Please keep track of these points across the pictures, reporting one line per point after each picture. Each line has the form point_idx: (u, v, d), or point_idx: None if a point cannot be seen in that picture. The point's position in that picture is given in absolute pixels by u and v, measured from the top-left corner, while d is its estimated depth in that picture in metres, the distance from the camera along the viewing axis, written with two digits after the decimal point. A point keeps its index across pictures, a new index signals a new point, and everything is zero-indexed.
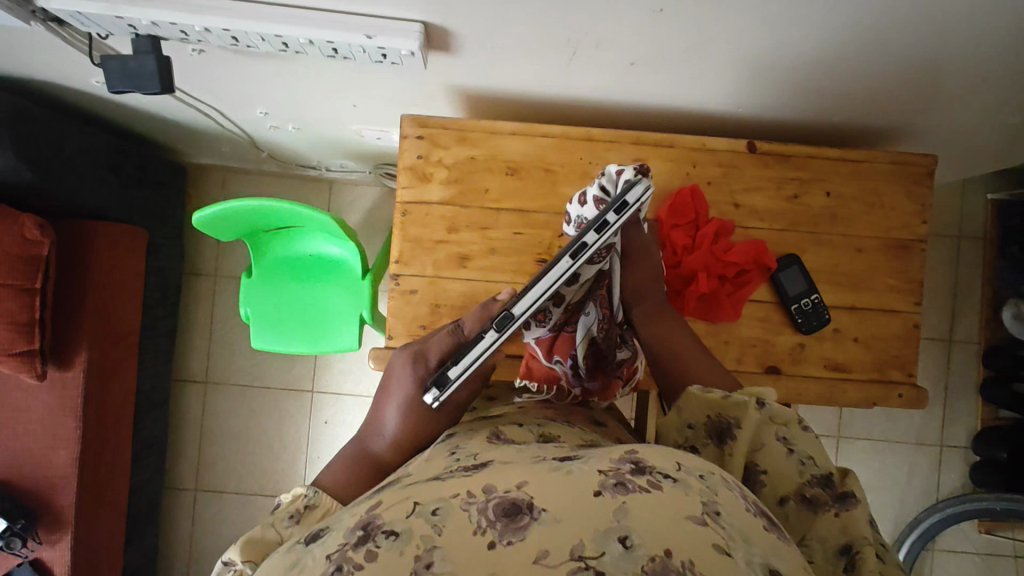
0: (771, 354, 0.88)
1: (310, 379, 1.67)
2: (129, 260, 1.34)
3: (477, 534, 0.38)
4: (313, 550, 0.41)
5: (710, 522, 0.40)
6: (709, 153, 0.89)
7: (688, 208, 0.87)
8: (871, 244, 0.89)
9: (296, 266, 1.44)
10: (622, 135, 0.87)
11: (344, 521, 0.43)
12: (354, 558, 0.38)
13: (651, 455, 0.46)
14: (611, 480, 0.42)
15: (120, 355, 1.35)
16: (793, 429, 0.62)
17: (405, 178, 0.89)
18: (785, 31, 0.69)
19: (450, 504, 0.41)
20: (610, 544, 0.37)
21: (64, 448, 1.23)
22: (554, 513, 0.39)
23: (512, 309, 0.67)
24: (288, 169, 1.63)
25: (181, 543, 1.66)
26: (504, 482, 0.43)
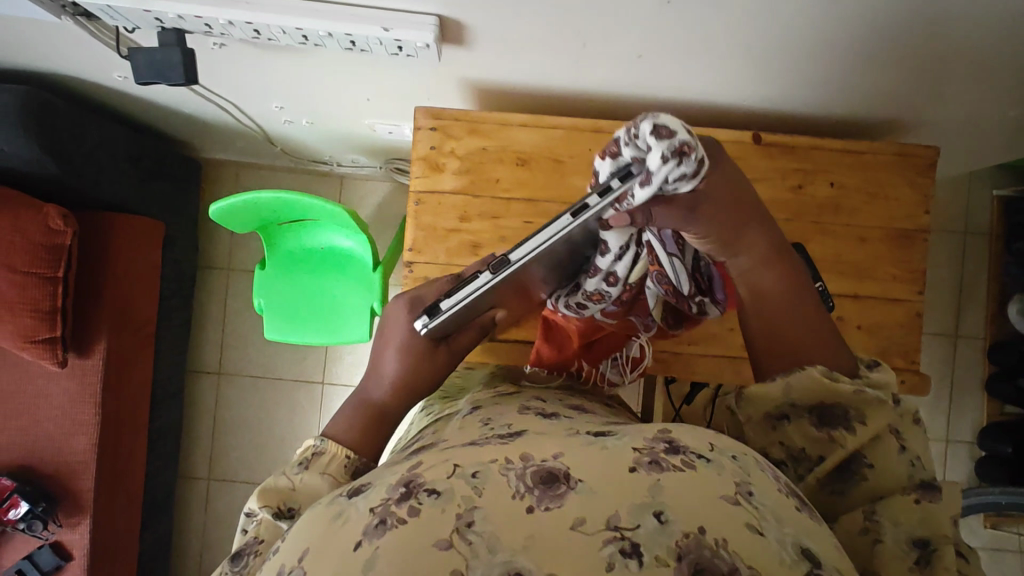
0: None
1: (321, 371, 1.70)
2: (146, 252, 1.37)
3: (517, 498, 0.42)
4: (356, 503, 0.45)
5: (742, 502, 0.43)
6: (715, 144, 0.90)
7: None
8: (875, 234, 0.91)
9: (308, 259, 1.47)
10: None
11: (385, 478, 0.47)
12: (397, 513, 0.42)
13: (692, 435, 0.48)
14: (646, 458, 0.45)
15: (138, 344, 1.38)
16: (909, 424, 0.53)
17: (418, 169, 0.92)
18: (788, 24, 0.71)
19: (489, 469, 0.45)
20: (645, 518, 0.41)
21: (83, 434, 1.26)
22: (589, 485, 0.42)
23: (510, 254, 0.65)
24: (300, 164, 1.66)
25: (194, 530, 1.69)
26: (540, 450, 0.47)
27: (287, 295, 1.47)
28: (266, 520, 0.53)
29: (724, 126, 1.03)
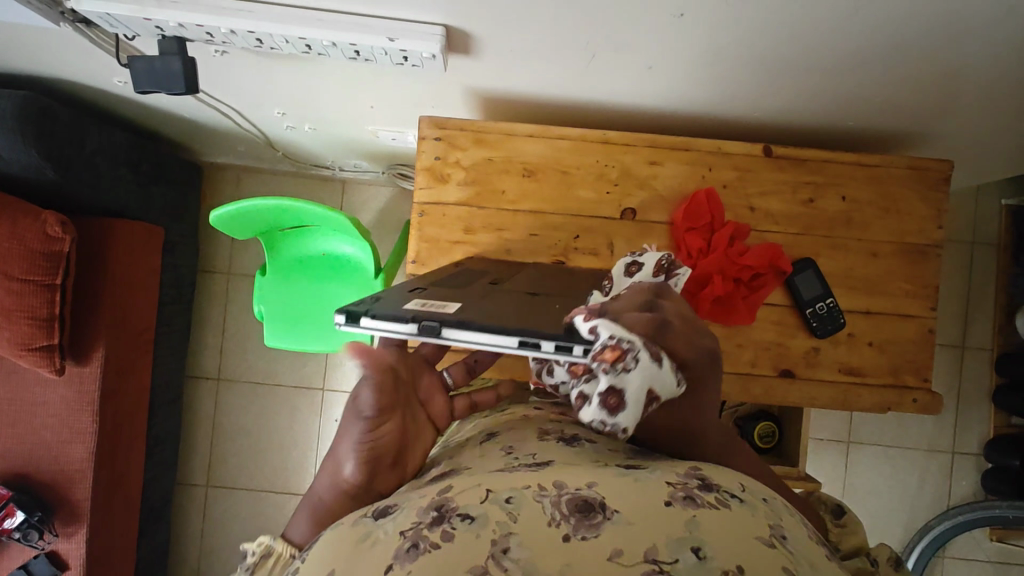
0: (786, 357, 0.88)
1: (322, 377, 1.68)
2: (146, 258, 1.36)
3: (552, 525, 0.44)
4: (383, 526, 0.47)
5: (777, 544, 0.45)
6: (726, 157, 0.89)
7: (703, 212, 0.87)
8: (888, 249, 0.89)
9: (309, 266, 1.46)
10: (638, 138, 0.88)
11: (415, 502, 0.49)
12: (430, 538, 0.44)
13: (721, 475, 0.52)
14: (681, 493, 0.48)
15: (136, 351, 1.37)
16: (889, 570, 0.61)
17: (422, 179, 0.90)
18: (802, 37, 0.69)
19: (523, 495, 0.47)
20: (684, 552, 0.43)
21: (80, 442, 1.25)
22: (626, 515, 0.45)
23: (446, 331, 0.59)
24: (302, 168, 1.64)
25: (192, 538, 1.68)
26: (574, 479, 0.49)
27: (288, 301, 1.45)
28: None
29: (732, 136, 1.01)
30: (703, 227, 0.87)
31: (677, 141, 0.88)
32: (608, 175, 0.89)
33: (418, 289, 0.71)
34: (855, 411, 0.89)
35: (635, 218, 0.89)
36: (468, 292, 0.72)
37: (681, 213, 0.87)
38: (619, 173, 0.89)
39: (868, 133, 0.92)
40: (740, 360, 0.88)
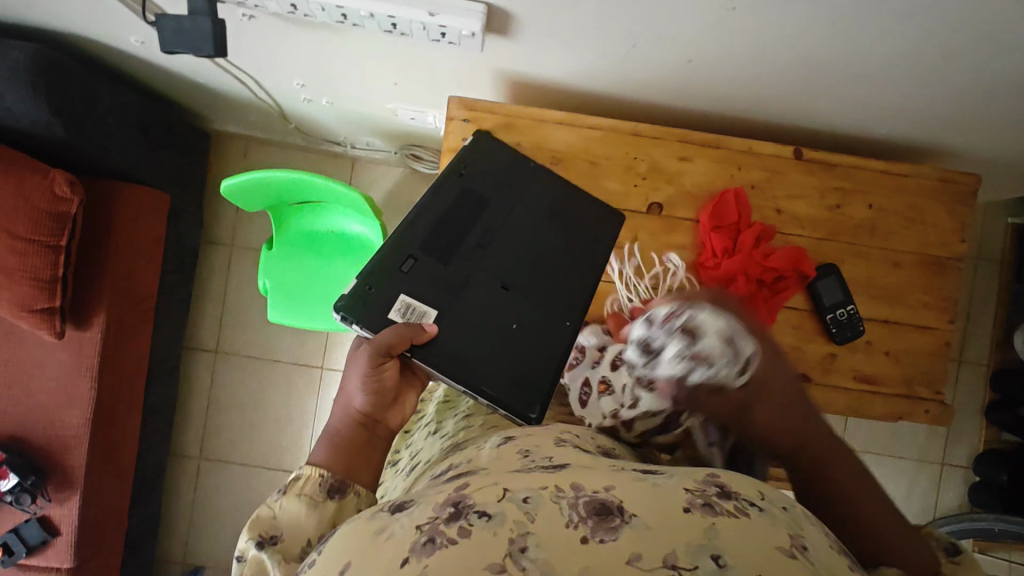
0: (803, 361, 0.88)
1: (321, 355, 1.67)
2: (151, 224, 1.33)
3: (570, 527, 0.44)
4: (401, 518, 0.47)
5: (797, 555, 0.45)
6: (755, 157, 0.88)
7: (729, 212, 0.86)
8: (909, 259, 0.89)
9: (318, 242, 1.44)
10: (668, 133, 0.87)
11: (431, 497, 0.49)
12: (447, 532, 0.44)
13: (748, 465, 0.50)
14: (700, 500, 0.47)
15: (137, 319, 1.34)
16: None
17: (447, 161, 0.88)
18: (849, 41, 0.68)
19: (541, 496, 0.47)
20: (704, 559, 0.42)
21: (78, 407, 1.23)
22: (644, 520, 0.44)
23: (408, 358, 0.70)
24: (312, 143, 1.61)
25: (182, 509, 1.66)
26: (592, 483, 0.49)
27: (295, 277, 1.43)
28: (250, 554, 0.51)
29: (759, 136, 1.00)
30: (730, 227, 0.86)
31: (707, 138, 0.87)
32: (637, 168, 0.88)
33: (408, 261, 0.75)
34: (867, 418, 0.89)
35: (661, 213, 0.88)
36: (449, 276, 0.75)
37: (707, 212, 0.86)
38: (648, 167, 0.88)
39: (898, 141, 0.91)
40: None
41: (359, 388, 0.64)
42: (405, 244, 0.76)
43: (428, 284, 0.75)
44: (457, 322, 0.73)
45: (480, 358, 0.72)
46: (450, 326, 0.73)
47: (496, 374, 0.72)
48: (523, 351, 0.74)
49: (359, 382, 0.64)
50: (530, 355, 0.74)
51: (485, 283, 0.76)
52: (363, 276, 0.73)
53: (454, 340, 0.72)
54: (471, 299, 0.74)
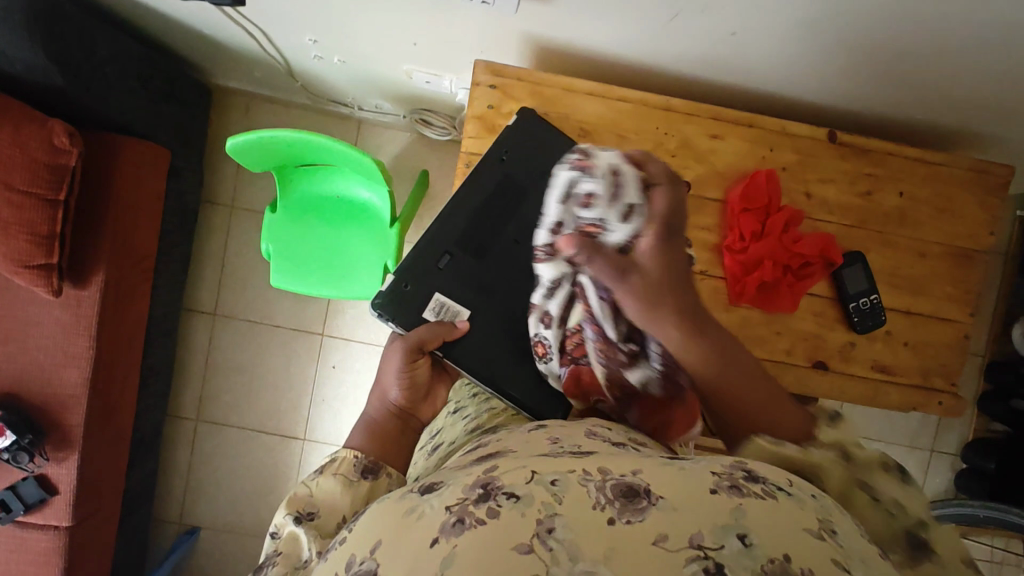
0: (822, 349, 0.88)
1: (322, 322, 1.64)
2: (152, 181, 1.28)
3: (597, 509, 0.42)
4: (429, 500, 0.45)
5: (827, 537, 0.42)
6: (789, 138, 0.85)
7: (760, 195, 0.83)
8: (936, 250, 0.88)
9: (323, 206, 1.39)
10: (701, 108, 0.84)
11: (459, 479, 0.47)
12: (476, 513, 0.42)
13: (642, 218, 0.70)
14: (726, 482, 0.44)
15: (136, 278, 1.31)
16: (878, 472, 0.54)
17: (472, 128, 0.86)
18: (903, 21, 0.65)
19: (568, 478, 0.45)
20: (729, 539, 0.40)
21: (76, 367, 1.20)
22: (671, 502, 0.42)
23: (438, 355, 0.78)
24: (317, 103, 1.55)
25: (179, 471, 1.66)
26: (619, 466, 0.47)
27: (299, 241, 1.38)
28: (289, 527, 0.54)
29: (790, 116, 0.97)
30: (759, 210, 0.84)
31: (741, 116, 0.85)
32: (667, 144, 0.85)
33: (444, 258, 0.82)
34: (881, 408, 0.90)
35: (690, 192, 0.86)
36: (480, 277, 0.82)
37: (737, 194, 0.84)
38: (678, 143, 0.85)
39: (933, 129, 0.89)
40: (775, 348, 0.87)
41: (394, 382, 0.71)
42: (441, 243, 0.82)
43: (460, 283, 0.83)
44: (485, 323, 0.81)
45: (505, 358, 0.81)
46: (480, 326, 0.81)
47: (519, 378, 0.80)
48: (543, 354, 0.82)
49: (395, 376, 0.71)
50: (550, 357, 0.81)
51: (514, 287, 0.83)
52: (402, 274, 0.81)
53: (481, 338, 0.81)
54: (501, 301, 0.82)
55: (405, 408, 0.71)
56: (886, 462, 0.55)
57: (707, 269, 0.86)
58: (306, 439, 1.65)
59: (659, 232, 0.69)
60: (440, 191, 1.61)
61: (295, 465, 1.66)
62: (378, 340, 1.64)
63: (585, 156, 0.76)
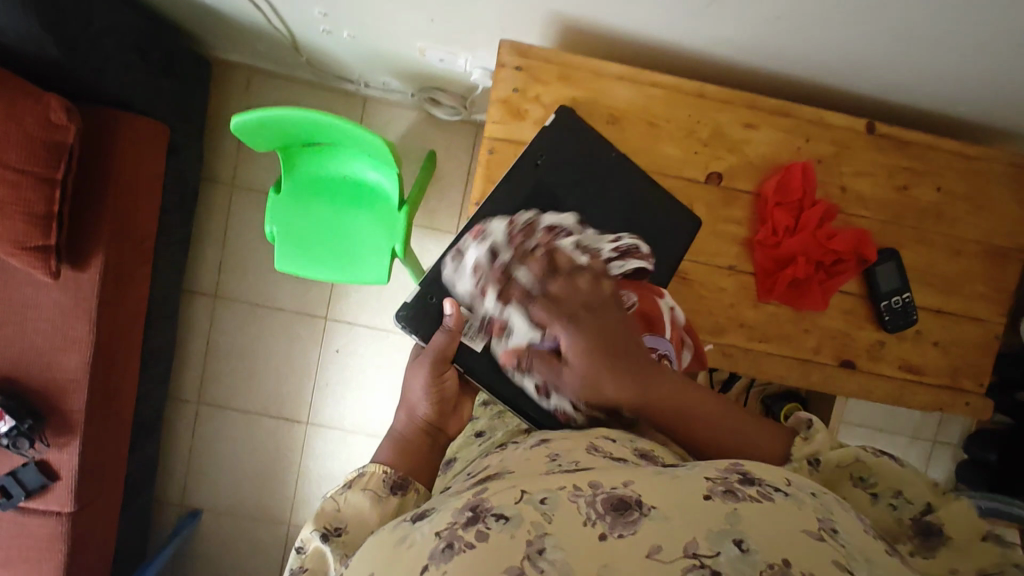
0: (850, 347, 0.86)
1: (325, 305, 1.58)
2: (151, 159, 1.23)
3: (588, 525, 0.41)
4: (421, 527, 0.45)
5: (827, 538, 0.41)
6: (827, 128, 0.82)
7: (796, 187, 0.81)
8: (971, 248, 0.85)
9: (328, 187, 1.34)
10: (735, 95, 0.81)
11: (451, 504, 0.47)
12: (465, 537, 0.42)
13: (545, 314, 0.63)
14: (721, 487, 0.44)
15: (136, 260, 1.26)
16: (865, 466, 0.59)
17: (498, 113, 0.82)
18: (961, 11, 0.61)
19: (558, 495, 0.44)
20: (725, 545, 0.39)
21: (76, 351, 1.16)
22: (663, 511, 0.41)
23: (457, 365, 0.76)
24: (321, 78, 1.49)
25: (180, 454, 1.62)
26: (610, 478, 0.46)
27: (303, 224, 1.34)
28: (315, 542, 0.54)
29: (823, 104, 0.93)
30: (792, 204, 0.82)
31: (776, 104, 0.81)
32: (699, 133, 0.82)
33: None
34: (906, 407, 0.88)
35: (721, 183, 0.83)
36: None
37: (772, 186, 0.82)
38: (709, 132, 0.82)
39: (973, 121, 0.86)
40: (804, 346, 0.86)
41: (421, 398, 0.71)
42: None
43: None
44: None
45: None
46: None
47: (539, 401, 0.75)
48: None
49: (421, 391, 0.71)
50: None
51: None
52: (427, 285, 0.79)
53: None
54: None
55: (432, 423, 0.70)
56: (867, 448, 0.60)
57: (735, 263, 0.84)
58: (309, 423, 1.61)
59: (567, 329, 0.61)
60: (448, 173, 1.56)
61: (299, 450, 1.62)
62: (383, 325, 1.59)
63: (478, 270, 0.73)
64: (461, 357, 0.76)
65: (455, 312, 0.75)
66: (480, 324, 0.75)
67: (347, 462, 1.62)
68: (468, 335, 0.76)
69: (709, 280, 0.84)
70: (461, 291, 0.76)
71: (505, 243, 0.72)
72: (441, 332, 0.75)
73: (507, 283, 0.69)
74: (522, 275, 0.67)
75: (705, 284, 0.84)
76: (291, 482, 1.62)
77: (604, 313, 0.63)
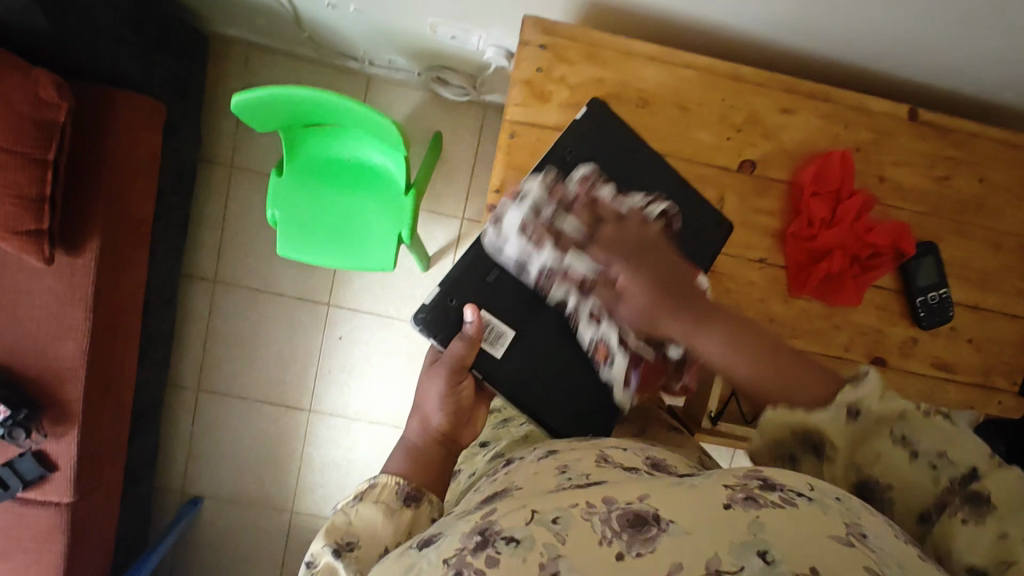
0: (884, 344, 0.90)
1: (328, 291, 1.54)
2: (148, 138, 1.18)
3: (604, 544, 0.38)
4: (427, 554, 0.42)
5: (857, 543, 0.37)
6: (865, 114, 0.88)
7: (834, 177, 0.87)
8: (1011, 241, 0.90)
9: (332, 170, 1.29)
10: (770, 79, 0.88)
11: (457, 526, 0.43)
12: (474, 564, 0.38)
13: (604, 257, 0.71)
14: (741, 495, 0.40)
15: (134, 244, 1.22)
16: (910, 420, 0.52)
17: (519, 94, 0.87)
18: None
19: (571, 514, 0.41)
20: (749, 558, 0.36)
21: (73, 339, 1.12)
22: (683, 526, 0.38)
23: (478, 373, 0.77)
24: (323, 55, 1.41)
25: (180, 442, 1.58)
26: (624, 493, 0.42)
27: (307, 207, 1.28)
28: (326, 557, 0.53)
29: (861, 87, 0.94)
30: (830, 193, 0.87)
31: (815, 90, 0.88)
32: (733, 118, 0.89)
33: (493, 271, 0.80)
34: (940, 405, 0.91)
35: (752, 171, 0.89)
36: (529, 293, 0.80)
37: (809, 174, 0.87)
38: (745, 118, 0.89)
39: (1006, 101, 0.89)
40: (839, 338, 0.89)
41: (437, 408, 0.70)
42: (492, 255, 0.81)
43: (508, 297, 0.80)
44: (528, 345, 0.80)
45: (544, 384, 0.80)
46: (523, 348, 0.80)
47: (556, 406, 0.80)
48: (587, 379, 0.81)
49: (437, 402, 0.70)
50: (594, 384, 0.80)
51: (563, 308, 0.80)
52: (448, 288, 0.79)
53: (524, 360, 0.80)
54: (548, 320, 0.80)
55: (446, 434, 0.69)
56: (921, 406, 0.53)
57: (766, 257, 0.89)
58: (312, 411, 1.57)
59: (626, 270, 0.69)
60: (455, 156, 1.50)
61: (302, 437, 1.58)
62: (388, 311, 1.55)
63: (524, 228, 0.77)
64: (479, 363, 0.77)
65: (477, 320, 0.75)
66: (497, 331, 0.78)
67: (350, 450, 1.59)
68: (490, 342, 0.78)
69: (738, 273, 0.89)
70: (507, 256, 0.79)
71: (545, 198, 0.77)
72: (459, 341, 0.75)
73: (558, 235, 0.75)
74: (571, 228, 0.74)
75: (739, 277, 0.89)
76: (293, 470, 1.59)
77: (651, 252, 0.71)
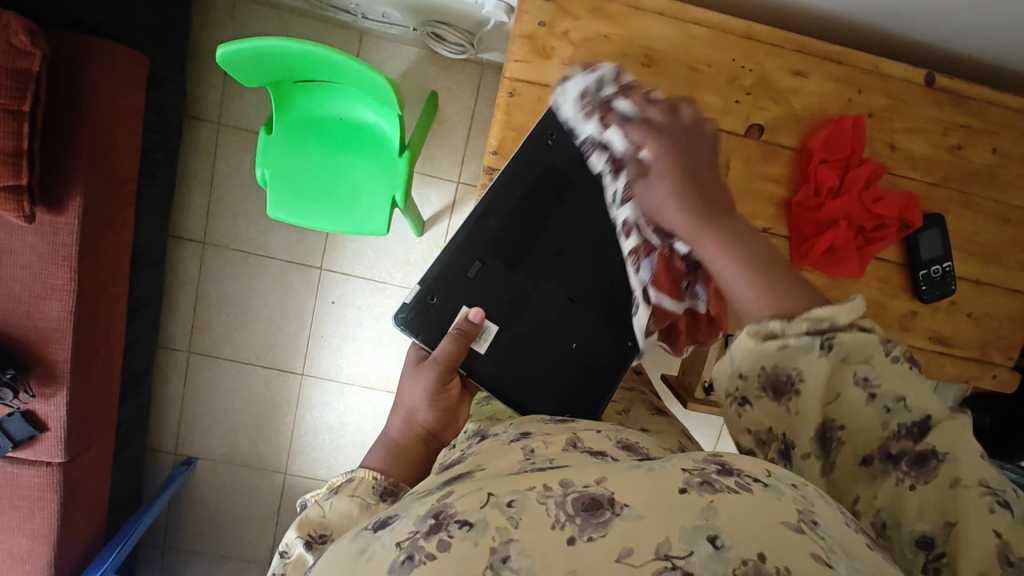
0: (883, 319, 0.92)
1: (320, 255, 1.51)
2: (129, 92, 1.12)
3: (556, 528, 0.36)
4: (381, 537, 0.40)
5: (806, 530, 0.36)
6: (880, 79, 0.88)
7: (842, 143, 0.86)
8: (1016, 216, 0.93)
9: (321, 129, 1.24)
10: (785, 41, 0.86)
11: (414, 508, 0.41)
12: (426, 547, 0.37)
13: (640, 132, 0.66)
14: (697, 478, 0.38)
15: (118, 202, 1.18)
16: (876, 365, 0.49)
17: (520, 51, 0.84)
18: None
19: (527, 496, 0.39)
20: (698, 542, 0.34)
21: (57, 300, 1.09)
22: (637, 509, 0.36)
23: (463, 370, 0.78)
24: (314, 7, 1.34)
25: (172, 403, 1.57)
26: (582, 475, 0.40)
27: (294, 166, 1.24)
28: (299, 551, 0.53)
29: (878, 52, 0.94)
30: (838, 159, 0.87)
31: (830, 53, 0.87)
32: (743, 81, 0.87)
33: (474, 266, 0.79)
34: (936, 378, 0.94)
35: (761, 136, 0.88)
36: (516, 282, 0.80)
37: (818, 140, 0.87)
38: (755, 81, 0.87)
39: (1013, 62, 0.89)
40: None
41: (423, 404, 0.70)
42: (473, 250, 0.79)
43: (491, 289, 0.80)
44: (512, 338, 0.80)
45: (529, 377, 0.80)
46: (507, 340, 0.80)
47: (541, 395, 0.80)
48: (571, 369, 0.81)
49: (424, 400, 0.70)
50: (580, 375, 0.81)
51: (545, 298, 0.80)
52: (427, 286, 0.79)
53: (506, 355, 0.79)
54: (534, 309, 0.80)
55: (432, 430, 0.69)
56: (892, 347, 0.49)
57: (769, 226, 0.90)
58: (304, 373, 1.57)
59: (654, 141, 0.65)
60: (451, 117, 1.45)
61: (294, 400, 1.58)
62: (380, 276, 1.52)
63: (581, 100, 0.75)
64: (468, 361, 0.78)
65: (479, 318, 0.77)
66: (483, 330, 0.78)
67: (343, 413, 1.59)
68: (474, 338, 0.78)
69: None
70: (564, 117, 0.77)
71: (613, 77, 0.74)
72: (449, 338, 0.74)
73: (610, 110, 0.71)
74: (625, 103, 0.70)
75: None
76: (287, 431, 1.59)
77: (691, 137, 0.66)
